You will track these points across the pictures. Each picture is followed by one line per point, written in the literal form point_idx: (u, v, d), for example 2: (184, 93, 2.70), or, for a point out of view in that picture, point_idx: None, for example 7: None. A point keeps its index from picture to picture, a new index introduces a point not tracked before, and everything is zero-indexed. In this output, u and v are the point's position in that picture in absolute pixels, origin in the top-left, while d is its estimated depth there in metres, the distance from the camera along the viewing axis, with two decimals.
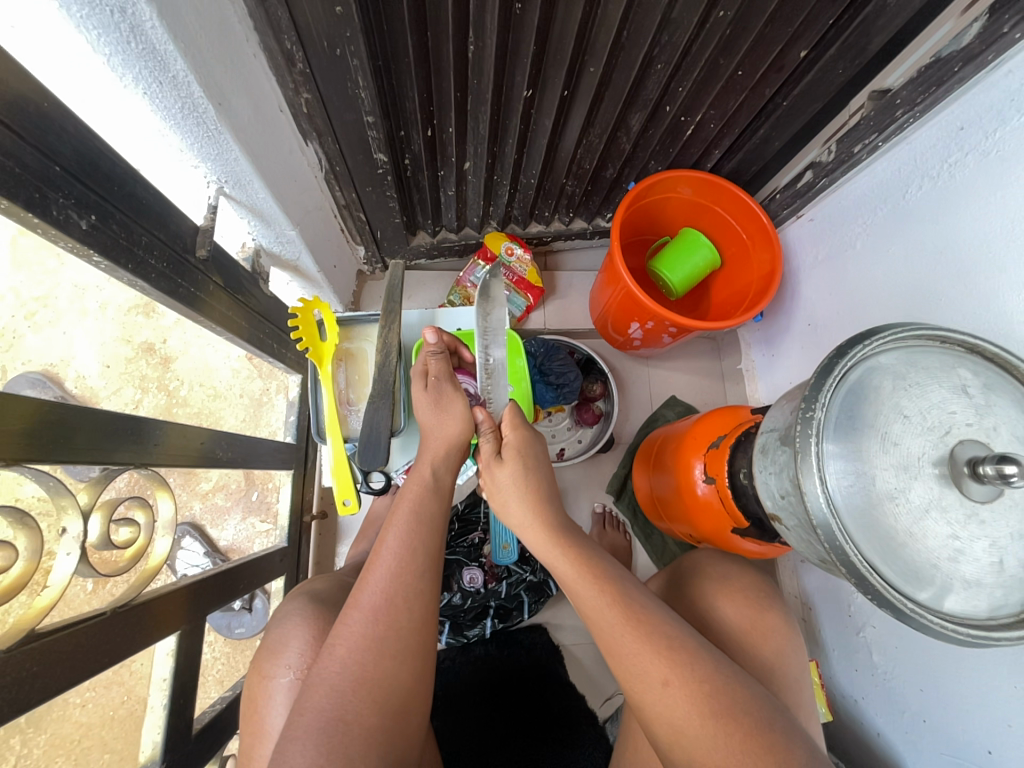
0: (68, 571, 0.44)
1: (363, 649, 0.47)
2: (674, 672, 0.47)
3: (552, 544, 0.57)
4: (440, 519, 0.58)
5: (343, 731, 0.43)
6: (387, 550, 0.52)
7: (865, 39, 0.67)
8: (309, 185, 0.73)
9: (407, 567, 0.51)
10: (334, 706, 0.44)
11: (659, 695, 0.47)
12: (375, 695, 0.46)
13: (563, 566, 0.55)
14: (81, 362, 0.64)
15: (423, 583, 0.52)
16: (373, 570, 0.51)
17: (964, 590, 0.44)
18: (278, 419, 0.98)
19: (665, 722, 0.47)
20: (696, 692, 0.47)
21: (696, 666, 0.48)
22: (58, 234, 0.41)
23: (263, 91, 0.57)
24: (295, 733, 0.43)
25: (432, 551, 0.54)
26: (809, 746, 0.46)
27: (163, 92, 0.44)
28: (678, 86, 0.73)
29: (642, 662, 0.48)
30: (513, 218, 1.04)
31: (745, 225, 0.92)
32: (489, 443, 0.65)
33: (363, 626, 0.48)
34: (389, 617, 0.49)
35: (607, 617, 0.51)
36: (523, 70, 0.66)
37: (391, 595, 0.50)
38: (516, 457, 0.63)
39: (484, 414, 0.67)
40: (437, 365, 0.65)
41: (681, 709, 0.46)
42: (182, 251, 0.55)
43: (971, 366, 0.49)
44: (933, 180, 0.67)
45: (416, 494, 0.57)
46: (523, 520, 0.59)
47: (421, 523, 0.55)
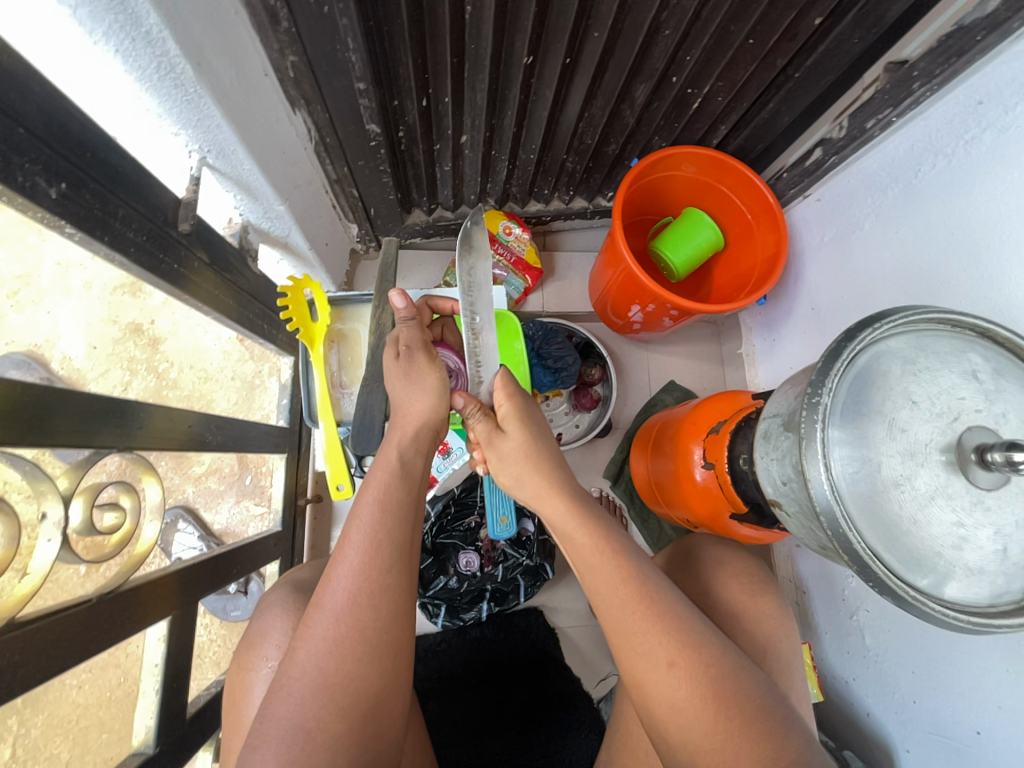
0: (50, 557, 0.43)
1: (324, 652, 0.45)
2: (681, 655, 0.47)
3: (573, 519, 0.55)
4: (410, 506, 0.54)
5: (305, 740, 0.42)
6: (351, 544, 0.49)
7: (883, 6, 0.63)
8: (298, 157, 0.70)
9: (373, 561, 0.48)
10: (293, 714, 0.42)
11: (664, 676, 0.47)
12: (340, 701, 0.44)
13: (580, 537, 0.55)
14: (67, 342, 0.62)
15: (389, 578, 0.49)
16: (335, 567, 0.49)
17: (965, 578, 0.44)
18: (270, 402, 0.96)
19: (665, 705, 0.46)
20: (700, 676, 0.46)
21: (701, 650, 0.48)
22: (26, 203, 0.38)
23: (245, 51, 0.53)
24: (256, 741, 0.42)
25: (401, 543, 0.51)
26: (803, 730, 0.46)
27: (137, 49, 0.41)
28: (685, 54, 0.69)
29: (650, 641, 0.48)
30: (511, 195, 1.01)
31: (749, 205, 0.89)
32: (482, 422, 0.63)
33: (326, 629, 0.46)
34: (353, 617, 0.46)
35: (617, 594, 0.50)
36: (523, 35, 0.62)
37: (353, 593, 0.47)
38: (516, 428, 0.62)
39: (464, 399, 0.64)
40: (409, 335, 0.63)
41: (685, 690, 0.46)
42: (163, 224, 0.53)
43: (982, 351, 0.47)
44: (947, 158, 0.64)
45: (382, 481, 0.54)
46: (539, 489, 0.58)
47: (388, 512, 0.51)
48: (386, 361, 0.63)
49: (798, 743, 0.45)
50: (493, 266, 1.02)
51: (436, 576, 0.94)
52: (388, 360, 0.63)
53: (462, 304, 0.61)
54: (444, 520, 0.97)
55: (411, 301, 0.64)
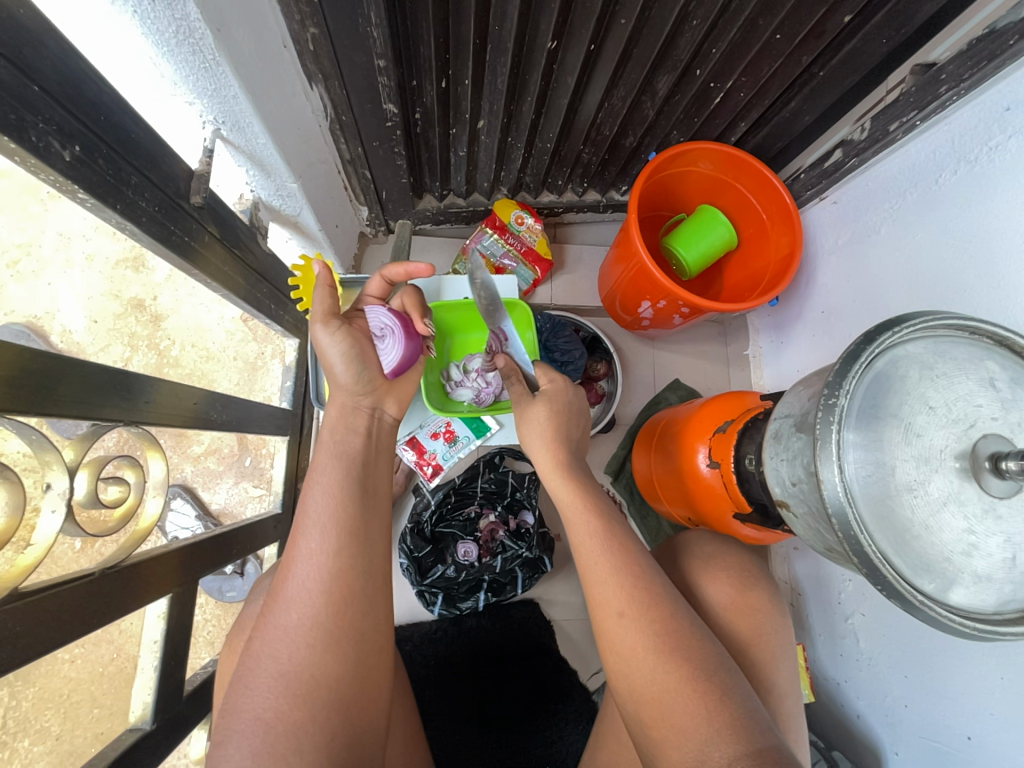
0: (54, 529, 0.42)
1: (277, 639, 0.45)
2: (630, 605, 0.50)
3: (557, 473, 0.60)
4: (354, 483, 0.53)
5: (267, 731, 0.41)
6: (295, 527, 0.49)
7: (914, 6, 0.63)
8: (312, 134, 0.69)
9: (320, 539, 0.48)
10: (252, 705, 0.42)
11: (615, 622, 0.50)
12: (295, 689, 0.43)
13: (562, 491, 0.59)
14: (66, 315, 0.68)
15: (336, 560, 0.48)
16: (285, 555, 0.49)
17: (972, 584, 0.44)
18: (274, 384, 0.89)
19: (618, 652, 0.50)
20: (648, 627, 0.49)
21: (656, 609, 0.50)
22: (39, 165, 0.37)
23: (265, 21, 0.52)
24: (222, 735, 0.42)
25: (345, 522, 0.49)
26: (749, 702, 0.47)
27: (156, 12, 0.40)
28: (711, 47, 0.68)
29: (606, 589, 0.52)
30: (524, 184, 1.00)
31: (765, 205, 0.88)
32: (519, 384, 0.65)
33: (281, 612, 0.46)
34: (302, 602, 0.46)
35: (587, 543, 0.55)
36: (548, 17, 0.61)
37: (301, 576, 0.47)
38: (544, 400, 0.64)
39: (506, 361, 0.69)
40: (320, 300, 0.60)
41: (631, 638, 0.49)
42: (175, 196, 0.51)
43: (1000, 360, 0.47)
44: (969, 164, 0.64)
45: (322, 462, 0.53)
46: (540, 451, 0.62)
47: (336, 487, 0.51)
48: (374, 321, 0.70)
49: (758, 727, 0.45)
50: (503, 255, 1.01)
51: (434, 565, 0.94)
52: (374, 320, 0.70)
53: None
54: (444, 508, 0.97)
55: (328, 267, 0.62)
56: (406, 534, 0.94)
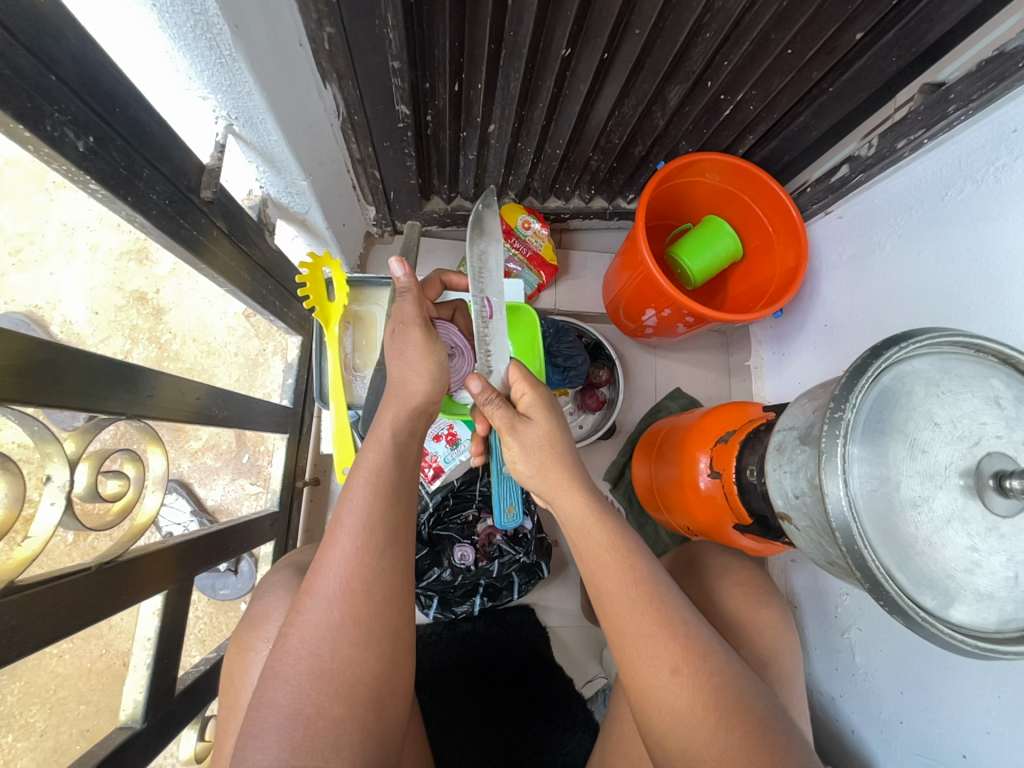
0: (53, 522, 0.41)
1: (319, 638, 0.44)
2: (684, 660, 0.46)
3: (589, 514, 0.53)
4: (403, 487, 0.52)
5: (305, 725, 0.41)
6: (341, 527, 0.47)
7: (925, 26, 0.63)
8: (324, 133, 0.69)
9: (366, 546, 0.47)
10: (291, 701, 0.42)
11: (666, 682, 0.46)
12: (338, 687, 0.43)
13: (596, 536, 0.52)
14: (67, 305, 0.68)
15: (383, 562, 0.47)
16: (325, 552, 0.47)
17: (974, 603, 0.44)
18: (274, 381, 0.88)
19: (653, 702, 0.46)
20: (705, 683, 0.46)
21: (707, 658, 0.47)
22: (52, 155, 0.37)
23: (282, 20, 0.52)
24: (253, 728, 0.41)
25: (394, 525, 0.49)
26: (800, 741, 0.46)
27: (174, 6, 0.40)
28: (723, 59, 0.69)
29: (655, 647, 0.47)
30: (531, 190, 1.00)
31: (771, 217, 0.89)
32: (499, 409, 0.58)
33: (319, 614, 0.44)
34: (348, 602, 0.45)
35: (628, 595, 0.49)
36: (563, 25, 0.61)
37: (347, 578, 0.46)
38: (541, 417, 0.58)
39: (481, 383, 0.58)
40: (408, 309, 0.61)
41: (687, 697, 0.45)
42: (186, 190, 0.51)
43: (1005, 378, 0.47)
44: (976, 183, 0.64)
45: (375, 462, 0.52)
46: (556, 482, 0.55)
47: (380, 494, 0.50)
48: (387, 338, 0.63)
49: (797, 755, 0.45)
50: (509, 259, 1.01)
51: (431, 568, 0.93)
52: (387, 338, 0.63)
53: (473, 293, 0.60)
54: (442, 511, 0.96)
55: (410, 273, 0.62)
56: None
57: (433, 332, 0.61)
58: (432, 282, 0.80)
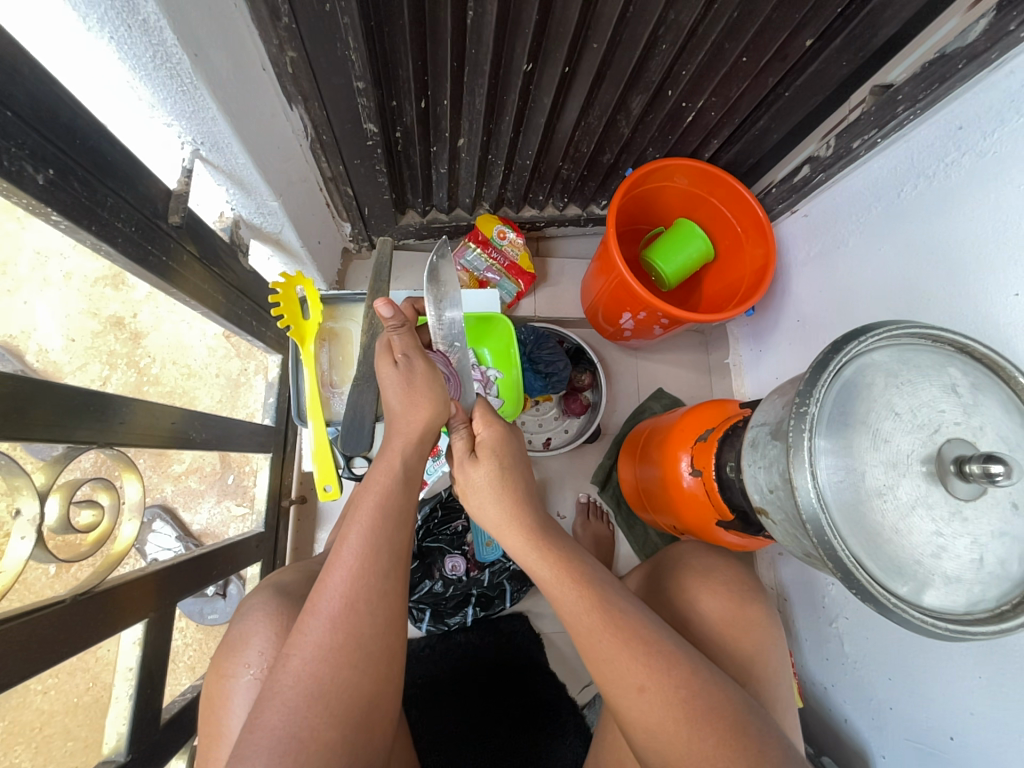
0: (24, 555, 0.42)
1: (319, 659, 0.43)
2: (651, 679, 0.47)
3: (533, 548, 0.55)
4: (407, 513, 0.53)
5: (299, 750, 0.40)
6: (348, 548, 0.48)
7: (870, 31, 0.66)
8: (293, 154, 0.69)
9: (371, 567, 0.47)
10: (287, 724, 0.41)
11: (635, 700, 0.47)
12: (335, 709, 0.43)
13: (544, 569, 0.54)
14: (43, 334, 0.58)
15: (387, 584, 0.48)
16: (331, 573, 0.47)
17: (943, 586, 0.45)
18: (256, 400, 0.93)
19: (639, 718, 0.47)
20: (672, 698, 0.46)
21: (673, 672, 0.48)
22: (11, 189, 0.37)
23: (244, 47, 0.53)
24: (244, 752, 0.40)
25: (398, 550, 0.50)
26: (779, 740, 0.47)
27: (133, 38, 0.40)
28: (681, 69, 0.71)
29: (620, 668, 0.48)
30: (506, 200, 1.01)
31: (739, 218, 0.91)
32: (460, 442, 0.61)
33: (322, 636, 0.44)
34: (350, 623, 0.45)
35: (585, 623, 0.50)
36: (523, 42, 0.63)
37: (351, 599, 0.46)
38: (488, 459, 0.59)
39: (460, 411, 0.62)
40: (403, 343, 0.57)
41: (656, 713, 0.46)
42: (152, 216, 0.52)
43: (961, 366, 0.49)
44: (929, 179, 0.67)
45: (382, 485, 0.52)
46: (500, 520, 0.57)
47: (388, 519, 0.50)
48: (381, 371, 0.56)
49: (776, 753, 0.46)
50: (486, 269, 1.03)
51: (422, 581, 0.95)
52: (383, 370, 0.56)
53: (436, 335, 0.67)
54: (431, 523, 0.99)
55: (398, 308, 0.57)
56: None
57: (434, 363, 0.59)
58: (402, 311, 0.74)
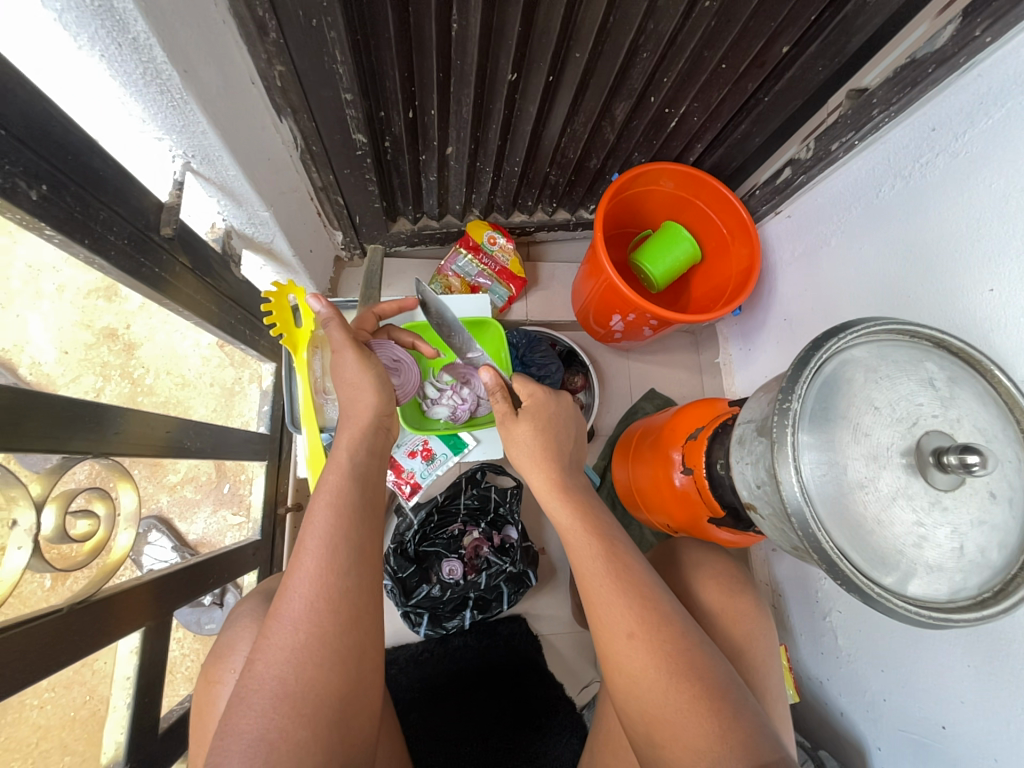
0: (20, 565, 0.42)
1: (284, 661, 0.44)
2: (640, 626, 0.49)
3: (556, 495, 0.59)
4: (367, 509, 0.54)
5: (268, 752, 0.40)
6: (305, 550, 0.49)
7: (844, 37, 0.68)
8: (283, 164, 0.70)
9: (329, 566, 0.48)
10: (255, 727, 0.41)
11: (625, 645, 0.49)
12: (303, 711, 0.43)
13: (563, 515, 0.58)
14: (36, 347, 0.57)
15: (348, 582, 0.48)
16: (290, 576, 0.48)
17: (926, 576, 0.46)
18: (251, 409, 0.94)
19: (624, 670, 0.48)
20: (659, 647, 0.48)
21: (663, 625, 0.49)
22: (5, 204, 0.38)
23: (232, 61, 0.54)
24: (216, 760, 0.40)
25: (359, 547, 0.51)
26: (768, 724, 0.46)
27: (123, 55, 0.41)
28: (662, 76, 0.73)
29: (613, 611, 0.50)
30: (495, 206, 1.03)
31: (725, 220, 0.93)
32: (502, 404, 0.62)
33: (285, 638, 0.45)
34: (314, 621, 0.46)
35: (593, 567, 0.53)
36: (507, 52, 0.64)
37: (311, 598, 0.46)
38: (531, 420, 0.62)
39: (492, 376, 0.62)
40: (337, 336, 0.62)
41: (641, 659, 0.48)
42: (145, 228, 0.52)
43: (938, 361, 0.50)
44: (905, 179, 0.69)
45: (335, 485, 0.53)
46: (534, 474, 0.61)
47: (342, 516, 0.51)
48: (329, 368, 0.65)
49: (753, 728, 0.45)
50: (477, 275, 1.04)
51: (420, 585, 0.94)
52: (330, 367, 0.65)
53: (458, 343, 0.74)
54: (427, 528, 0.97)
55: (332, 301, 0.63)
56: (390, 555, 0.93)
57: (370, 354, 0.64)
58: (364, 318, 0.76)
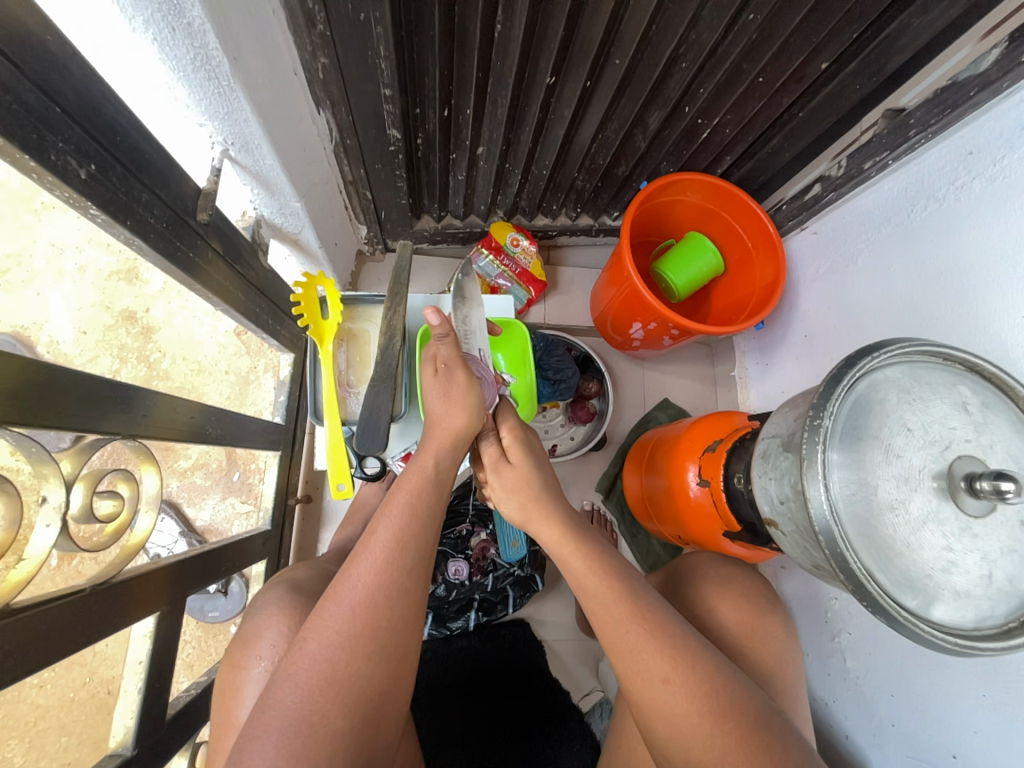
0: (47, 544, 0.42)
1: (336, 646, 0.43)
2: (676, 672, 0.47)
3: (569, 542, 0.57)
4: (436, 515, 0.53)
5: (307, 732, 0.41)
6: (376, 541, 0.48)
7: (884, 57, 0.68)
8: (317, 156, 0.71)
9: (396, 561, 0.47)
10: (298, 706, 0.41)
11: (660, 691, 0.47)
12: (345, 698, 0.43)
13: (577, 564, 0.55)
14: (55, 326, 0.56)
15: (409, 581, 0.48)
16: (356, 562, 0.47)
17: (953, 601, 0.45)
18: (265, 398, 0.94)
19: (668, 721, 0.46)
20: (695, 691, 0.47)
21: (696, 667, 0.48)
22: (55, 182, 0.38)
23: (279, 51, 0.54)
24: (255, 732, 0.41)
25: (424, 547, 0.50)
26: (800, 744, 0.46)
27: (175, 40, 0.41)
28: (699, 86, 0.73)
29: (644, 659, 0.48)
30: (520, 208, 1.03)
31: (750, 232, 0.92)
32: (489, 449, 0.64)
33: (340, 624, 0.44)
34: (369, 614, 0.45)
35: (612, 615, 0.51)
36: (548, 55, 0.64)
37: (373, 589, 0.46)
38: (519, 462, 0.62)
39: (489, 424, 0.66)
40: (448, 353, 0.60)
41: (681, 706, 0.46)
42: (182, 213, 0.52)
43: (971, 384, 0.50)
44: (938, 201, 0.68)
45: (415, 484, 0.53)
46: (532, 514, 0.60)
47: (416, 516, 0.51)
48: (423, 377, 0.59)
49: (797, 754, 0.45)
50: (498, 276, 1.04)
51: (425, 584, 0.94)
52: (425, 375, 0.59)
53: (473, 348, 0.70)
54: None
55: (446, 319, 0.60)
56: None
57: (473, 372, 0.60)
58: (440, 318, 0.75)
